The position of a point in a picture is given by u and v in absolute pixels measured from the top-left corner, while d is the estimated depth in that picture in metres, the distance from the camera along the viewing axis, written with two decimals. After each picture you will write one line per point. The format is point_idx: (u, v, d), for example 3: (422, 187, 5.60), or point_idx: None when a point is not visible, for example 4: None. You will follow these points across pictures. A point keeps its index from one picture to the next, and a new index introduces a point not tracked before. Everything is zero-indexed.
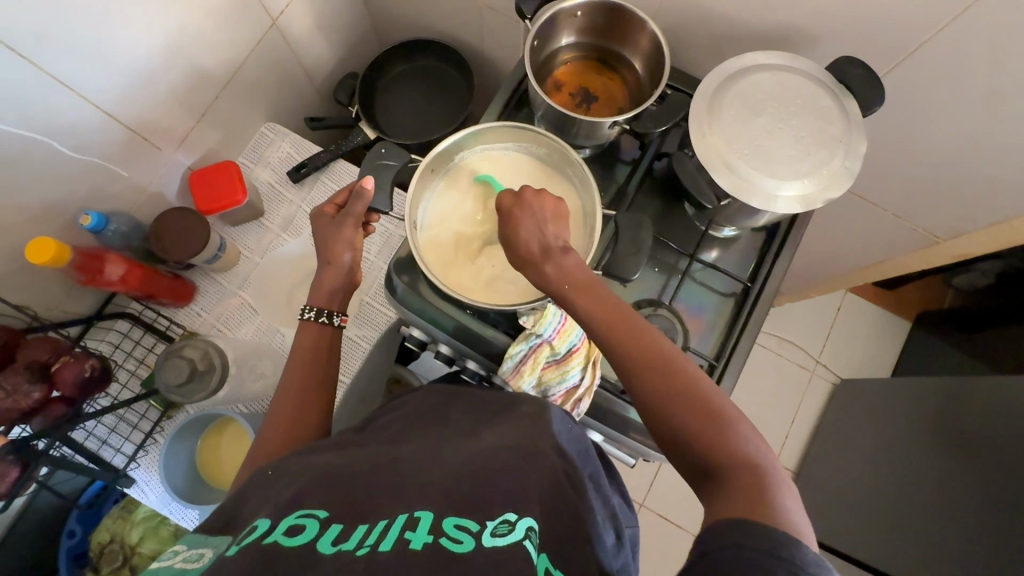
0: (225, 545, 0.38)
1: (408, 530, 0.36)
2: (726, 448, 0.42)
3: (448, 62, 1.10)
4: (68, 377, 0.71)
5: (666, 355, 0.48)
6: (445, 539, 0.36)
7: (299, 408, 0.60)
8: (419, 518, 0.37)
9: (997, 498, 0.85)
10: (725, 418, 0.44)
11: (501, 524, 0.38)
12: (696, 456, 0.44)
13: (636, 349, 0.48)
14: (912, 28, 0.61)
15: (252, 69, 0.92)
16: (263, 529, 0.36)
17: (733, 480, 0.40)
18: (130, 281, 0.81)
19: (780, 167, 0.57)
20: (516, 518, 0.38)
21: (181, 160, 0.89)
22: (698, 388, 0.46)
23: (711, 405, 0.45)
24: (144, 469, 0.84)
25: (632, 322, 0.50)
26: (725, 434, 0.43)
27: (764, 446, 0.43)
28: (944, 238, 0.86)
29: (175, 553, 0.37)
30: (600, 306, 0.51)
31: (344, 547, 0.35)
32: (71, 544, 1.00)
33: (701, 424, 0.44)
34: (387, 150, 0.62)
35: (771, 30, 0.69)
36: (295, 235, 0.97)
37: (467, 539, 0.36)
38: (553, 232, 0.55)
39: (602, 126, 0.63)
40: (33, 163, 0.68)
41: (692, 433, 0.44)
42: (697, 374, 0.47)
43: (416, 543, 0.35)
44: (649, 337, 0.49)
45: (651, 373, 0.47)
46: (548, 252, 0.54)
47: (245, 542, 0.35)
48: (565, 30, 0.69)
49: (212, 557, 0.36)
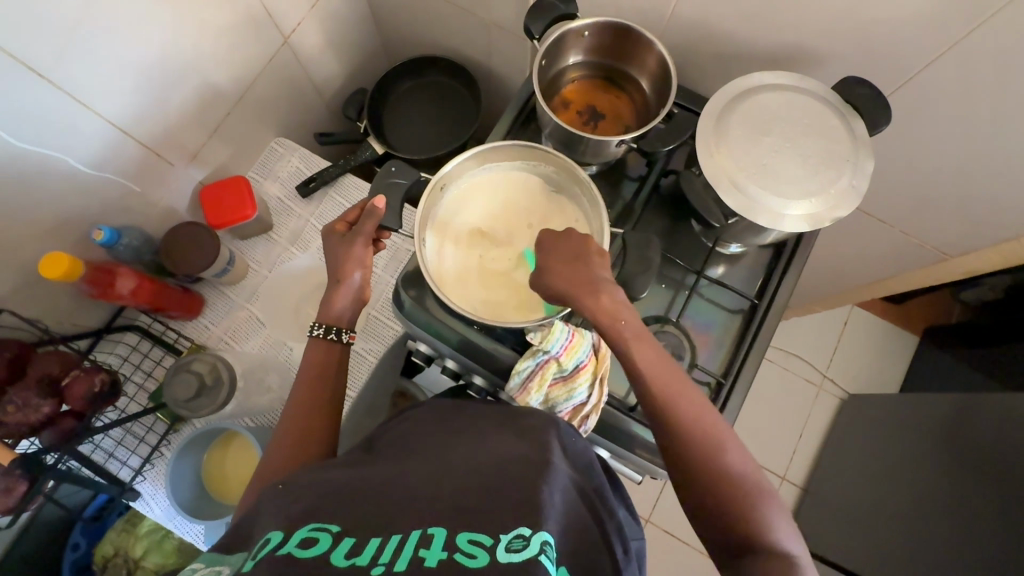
0: (241, 561, 0.37)
1: (423, 549, 0.36)
2: (756, 526, 0.44)
3: (454, 78, 1.11)
4: (78, 392, 0.71)
5: (714, 428, 0.49)
6: (459, 553, 0.35)
7: (306, 422, 0.60)
8: (433, 535, 0.37)
9: (1009, 518, 0.84)
10: (760, 497, 0.46)
11: (516, 538, 0.36)
12: (724, 529, 0.45)
13: (688, 416, 0.49)
14: (919, 46, 0.61)
15: (263, 86, 0.94)
16: (278, 541, 0.37)
17: (764, 557, 0.42)
18: (141, 295, 0.81)
19: (788, 186, 0.57)
20: (531, 533, 0.37)
21: (193, 175, 0.90)
22: (736, 465, 0.48)
23: (746, 480, 0.47)
24: (150, 482, 0.84)
25: (680, 384, 0.51)
26: (759, 515, 0.45)
27: (788, 523, 0.46)
28: (952, 254, 0.85)
29: (193, 571, 0.37)
30: (654, 364, 0.51)
31: (358, 562, 0.35)
32: (74, 557, 0.99)
33: (735, 498, 0.46)
34: (398, 168, 0.64)
35: (777, 51, 0.70)
36: (304, 249, 0.97)
37: (481, 553, 0.35)
38: (602, 266, 0.55)
39: (610, 145, 0.64)
40: (49, 179, 0.69)
41: (726, 500, 0.46)
42: (737, 448, 0.49)
43: (429, 561, 0.35)
44: (696, 400, 0.50)
45: (696, 448, 0.48)
46: (601, 283, 0.54)
47: (260, 555, 0.35)
48: (573, 50, 0.70)
49: (227, 574, 0.36)
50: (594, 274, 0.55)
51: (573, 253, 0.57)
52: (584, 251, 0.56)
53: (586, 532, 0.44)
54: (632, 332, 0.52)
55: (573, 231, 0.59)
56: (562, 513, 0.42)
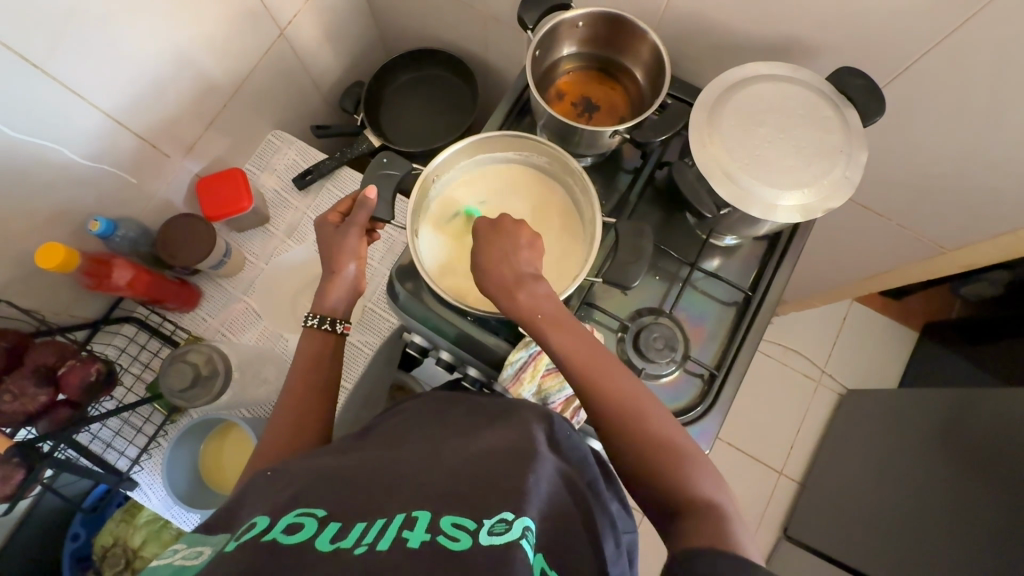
0: (223, 542, 0.37)
1: (406, 529, 0.36)
2: (683, 484, 0.45)
3: (451, 71, 1.11)
4: (74, 381, 0.71)
5: (636, 398, 0.50)
6: (441, 536, 0.35)
7: (298, 411, 0.60)
8: (417, 517, 0.37)
9: (1007, 513, 0.83)
10: (685, 459, 0.46)
11: (498, 523, 0.36)
12: (658, 496, 0.46)
13: (608, 391, 0.50)
14: (913, 38, 0.61)
15: (259, 78, 0.94)
16: (262, 527, 0.37)
17: (697, 516, 0.42)
18: (137, 286, 0.82)
19: (781, 177, 0.57)
20: (514, 517, 0.37)
21: (189, 167, 0.90)
22: (664, 431, 0.48)
23: (674, 444, 0.47)
24: (148, 472, 0.84)
25: (605, 360, 0.52)
26: (686, 473, 0.45)
27: (715, 475, 0.46)
28: (949, 248, 0.85)
29: (176, 552, 0.38)
30: (575, 343, 0.52)
31: (342, 545, 0.35)
32: (75, 547, 1.01)
33: (664, 466, 0.46)
34: (389, 159, 0.63)
35: (773, 43, 0.69)
36: (300, 241, 0.98)
37: (464, 535, 0.35)
38: (526, 258, 0.56)
39: (603, 135, 0.63)
40: (45, 170, 0.69)
41: (654, 469, 0.46)
42: (662, 416, 0.49)
43: (412, 542, 0.35)
44: (623, 372, 0.51)
45: (622, 422, 0.49)
46: (522, 281, 0.55)
47: (244, 539, 0.35)
48: (567, 41, 0.70)
49: (209, 554, 0.36)
50: (517, 262, 0.56)
51: (503, 243, 0.57)
52: (510, 242, 0.57)
53: (575, 524, 0.44)
54: (553, 323, 0.52)
55: (505, 222, 0.59)
56: (545, 501, 0.42)
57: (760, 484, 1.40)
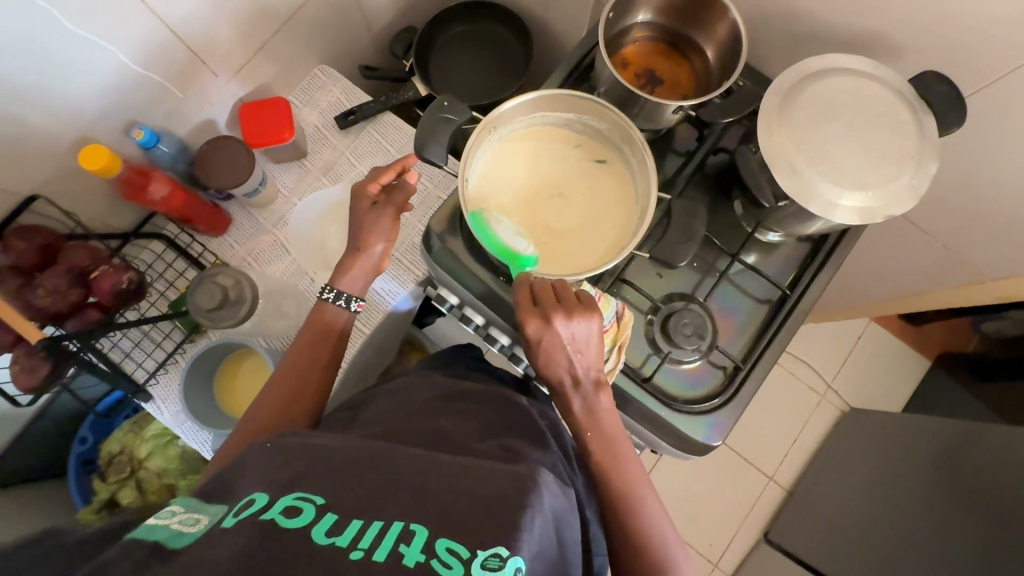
0: (221, 514, 0.37)
1: (402, 544, 0.35)
2: None
3: (507, 28, 1.08)
4: (105, 286, 0.72)
5: (655, 538, 0.53)
6: (436, 561, 0.34)
7: (309, 359, 0.63)
8: (414, 531, 0.36)
9: (995, 547, 0.84)
10: None
11: (492, 557, 0.34)
12: None
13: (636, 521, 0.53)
14: (1006, 50, 0.58)
15: (314, 9, 0.91)
16: (261, 505, 0.36)
17: None
18: (172, 203, 0.81)
19: (845, 176, 0.56)
20: (507, 555, 0.34)
21: (233, 91, 0.89)
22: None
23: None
24: (162, 387, 0.86)
25: (635, 483, 0.55)
26: None
27: None
28: (990, 277, 0.84)
29: (174, 514, 0.37)
30: (613, 464, 0.55)
31: (338, 543, 0.34)
32: (82, 449, 1.03)
33: None
34: (449, 104, 0.62)
35: (855, 38, 0.66)
36: (335, 180, 0.96)
37: (457, 564, 0.34)
38: (582, 358, 0.57)
39: (667, 109, 0.62)
40: (94, 66, 0.68)
41: None
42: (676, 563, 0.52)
43: (407, 560, 0.34)
44: (652, 502, 0.54)
45: (637, 544, 0.52)
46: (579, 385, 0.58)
47: (244, 515, 0.35)
48: (644, 6, 0.67)
49: (206, 526, 0.36)
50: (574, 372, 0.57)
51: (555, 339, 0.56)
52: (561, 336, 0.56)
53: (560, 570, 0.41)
54: (600, 440, 0.56)
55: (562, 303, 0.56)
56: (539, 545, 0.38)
57: (748, 488, 1.42)
